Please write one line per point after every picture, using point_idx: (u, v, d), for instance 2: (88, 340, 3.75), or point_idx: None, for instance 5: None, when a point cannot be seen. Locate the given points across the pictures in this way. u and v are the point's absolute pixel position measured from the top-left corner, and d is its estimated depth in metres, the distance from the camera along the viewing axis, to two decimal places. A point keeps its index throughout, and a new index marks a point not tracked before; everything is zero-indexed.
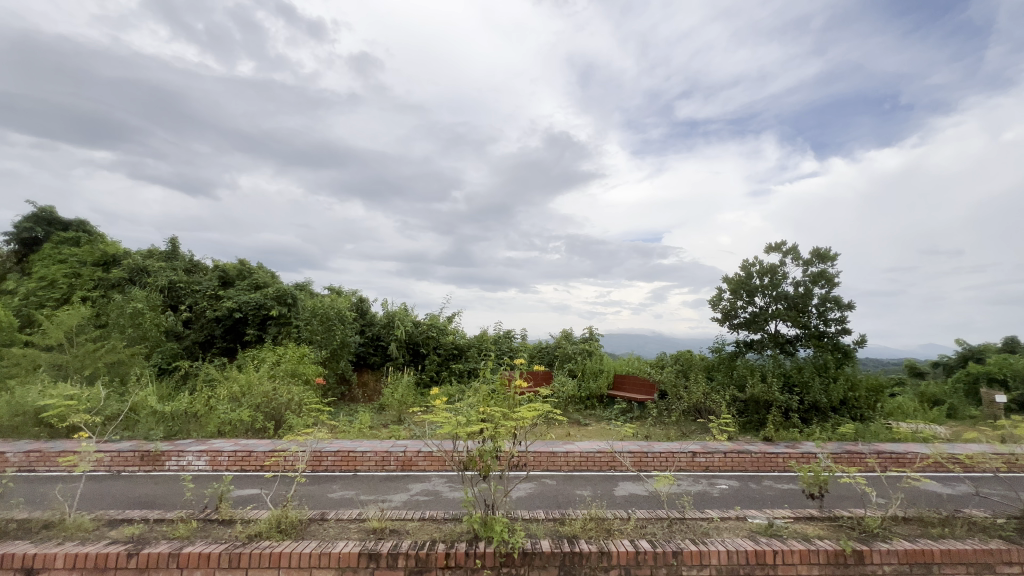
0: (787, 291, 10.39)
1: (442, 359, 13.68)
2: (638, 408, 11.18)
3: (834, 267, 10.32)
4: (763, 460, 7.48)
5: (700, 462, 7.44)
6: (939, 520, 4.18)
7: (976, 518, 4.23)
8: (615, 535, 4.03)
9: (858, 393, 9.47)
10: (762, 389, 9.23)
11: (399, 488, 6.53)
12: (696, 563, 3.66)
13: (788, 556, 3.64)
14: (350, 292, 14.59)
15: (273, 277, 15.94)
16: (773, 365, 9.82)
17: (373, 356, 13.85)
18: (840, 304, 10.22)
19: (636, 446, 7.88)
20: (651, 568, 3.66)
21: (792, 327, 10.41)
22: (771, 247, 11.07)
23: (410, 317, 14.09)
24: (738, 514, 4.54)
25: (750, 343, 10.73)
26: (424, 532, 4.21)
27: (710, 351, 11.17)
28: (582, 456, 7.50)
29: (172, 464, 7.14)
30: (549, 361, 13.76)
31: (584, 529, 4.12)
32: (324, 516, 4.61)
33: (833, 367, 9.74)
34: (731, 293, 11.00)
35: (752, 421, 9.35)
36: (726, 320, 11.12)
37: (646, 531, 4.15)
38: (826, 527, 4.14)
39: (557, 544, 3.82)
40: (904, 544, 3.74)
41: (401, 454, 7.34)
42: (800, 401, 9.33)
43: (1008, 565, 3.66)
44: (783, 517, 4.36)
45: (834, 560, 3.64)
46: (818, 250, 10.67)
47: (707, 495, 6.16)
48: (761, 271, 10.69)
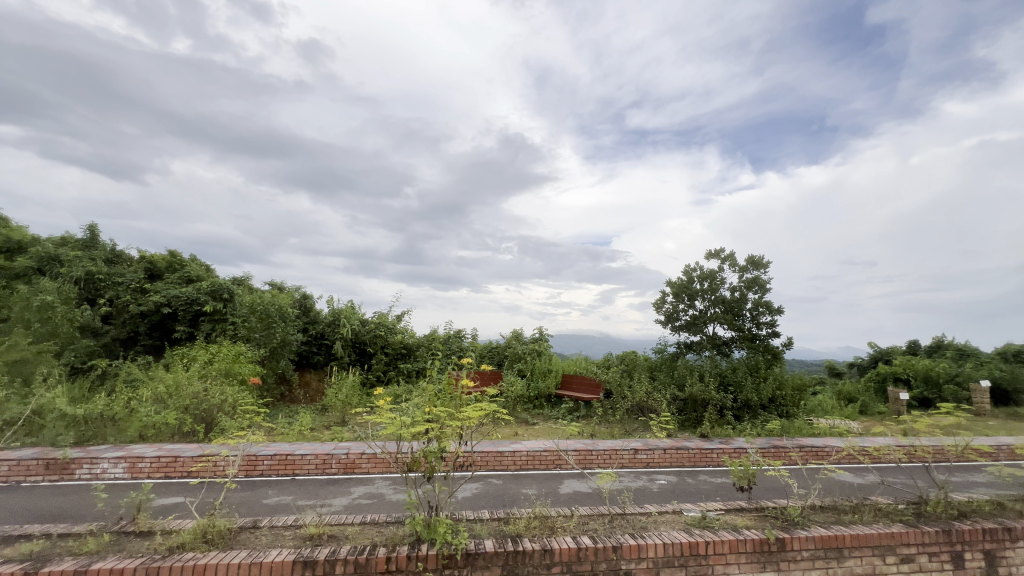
0: (725, 295, 10.98)
1: (389, 358, 13.35)
2: (584, 407, 11.44)
3: (766, 274, 11.04)
4: (699, 455, 7.86)
5: (641, 458, 7.73)
6: (851, 508, 4.57)
7: (882, 505, 4.66)
8: (558, 533, 4.09)
9: (785, 391, 10.17)
10: (699, 388, 9.72)
11: (340, 492, 6.30)
12: (635, 556, 3.78)
13: (718, 546, 3.84)
14: (293, 288, 13.92)
15: (207, 270, 14.96)
16: (710, 365, 10.36)
17: (317, 355, 13.33)
18: (771, 309, 10.94)
19: (581, 444, 8.07)
20: (591, 564, 3.74)
21: (727, 330, 11.02)
22: (711, 253, 11.69)
23: (357, 315, 13.63)
24: (675, 508, 4.74)
25: (690, 344, 11.24)
26: (364, 536, 4.08)
27: (653, 352, 11.62)
28: (529, 455, 7.57)
29: (84, 472, 6.51)
30: (499, 361, 13.81)
31: (528, 528, 4.15)
32: (256, 523, 4.36)
33: (764, 367, 10.40)
34: (674, 297, 11.50)
35: (690, 419, 9.82)
36: (669, 322, 11.61)
37: (588, 528, 4.24)
38: (754, 517, 4.40)
39: (501, 543, 3.81)
40: (820, 530, 4.05)
41: (344, 456, 7.09)
42: (733, 399, 9.89)
43: (907, 546, 4.05)
44: (715, 510, 4.60)
45: (759, 548, 3.88)
46: (752, 257, 11.38)
47: (647, 490, 6.40)
48: (701, 275, 11.25)
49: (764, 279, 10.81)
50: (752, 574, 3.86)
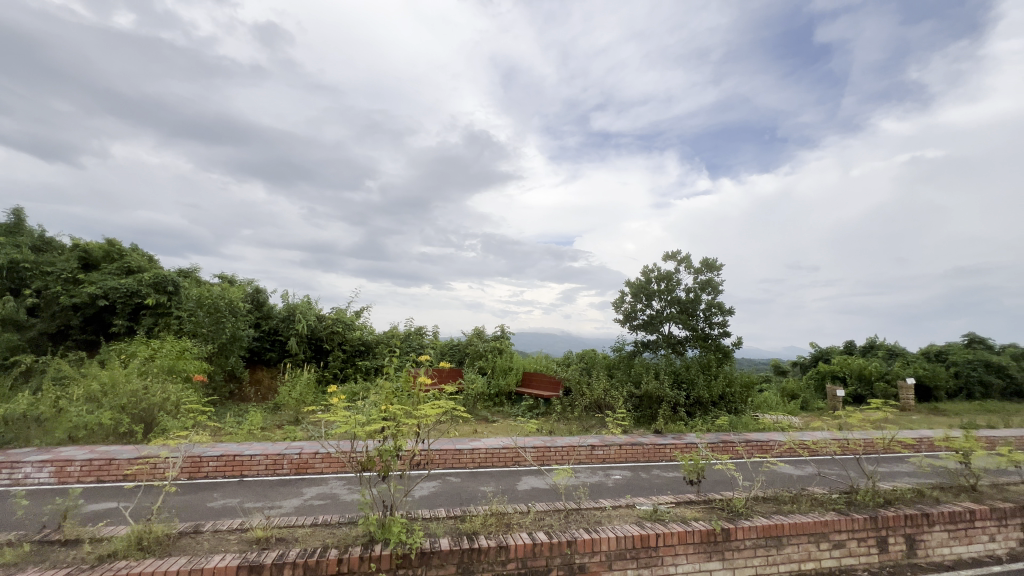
0: (680, 296, 11.37)
1: (347, 355, 13.00)
2: (544, 404, 11.56)
3: (719, 277, 11.51)
4: (652, 451, 8.12)
5: (598, 454, 7.89)
6: (790, 498, 4.84)
7: (818, 495, 4.96)
8: (514, 529, 4.11)
9: (734, 388, 10.63)
10: (654, 385, 10.03)
11: (291, 493, 6.08)
12: (589, 550, 3.85)
13: (668, 538, 3.97)
14: (245, 282, 13.31)
15: (150, 261, 14.08)
16: (665, 363, 10.70)
17: (270, 352, 12.81)
18: (723, 309, 11.40)
19: (540, 441, 8.16)
20: (546, 558, 3.78)
21: (682, 329, 11.41)
22: (668, 255, 12.06)
23: (313, 311, 13.18)
24: (628, 502, 4.86)
25: (647, 343, 11.57)
26: (315, 538, 3.95)
27: (612, 350, 11.88)
28: (487, 452, 7.59)
29: (3, 477, 5.99)
30: (460, 358, 13.73)
31: (484, 525, 4.15)
32: (198, 528, 4.14)
33: (715, 365, 10.84)
34: (632, 297, 11.80)
35: (645, 415, 10.11)
36: (627, 321, 11.90)
37: (544, 523, 4.29)
38: (701, 509, 4.59)
39: (456, 541, 3.79)
40: (762, 520, 4.26)
41: (296, 456, 6.85)
42: (686, 396, 10.26)
43: (839, 533, 4.33)
44: (666, 503, 4.75)
45: (706, 539, 4.05)
46: (706, 260, 11.83)
47: (603, 485, 6.55)
48: (659, 276, 11.60)
49: (717, 281, 11.27)
50: (699, 563, 4.02)
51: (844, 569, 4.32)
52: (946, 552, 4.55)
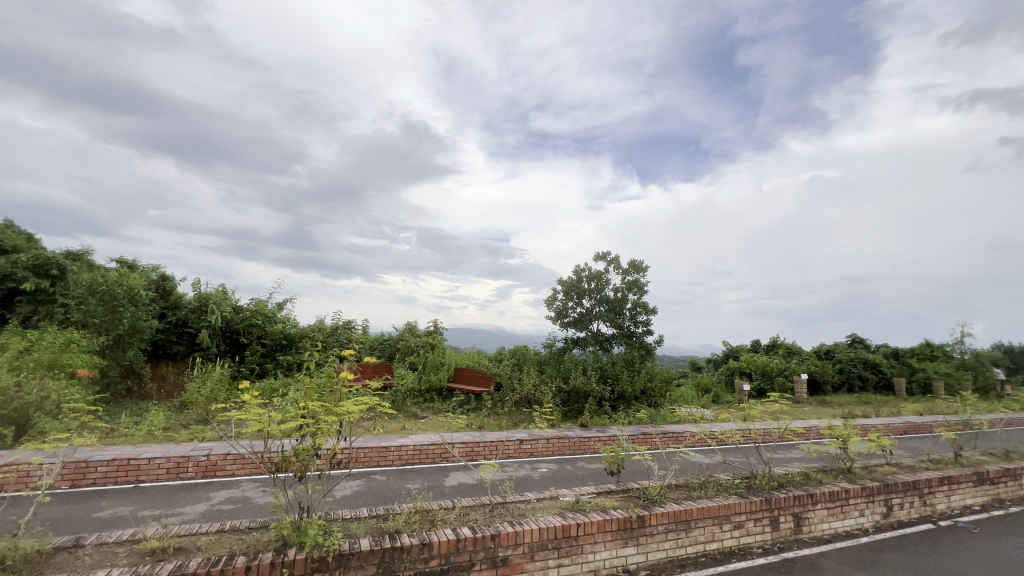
0: (609, 295, 11.84)
1: (267, 349, 12.17)
2: (474, 400, 11.55)
3: (645, 278, 12.12)
4: (578, 444, 8.40)
5: (526, 449, 8.03)
6: (699, 485, 5.22)
7: (723, 481, 5.39)
8: (438, 526, 4.07)
9: (655, 383, 11.26)
10: (582, 380, 10.39)
11: (196, 498, 5.59)
12: (512, 543, 3.90)
13: (588, 527, 4.13)
14: (148, 268, 12.03)
15: (29, 240, 12.30)
16: (593, 360, 11.11)
17: (177, 346, 11.69)
18: (647, 309, 12.04)
19: (468, 436, 8.16)
20: (469, 553, 3.78)
21: (609, 327, 11.91)
22: (599, 256, 12.52)
23: (229, 302, 12.19)
24: (551, 493, 4.99)
25: (576, 340, 11.94)
26: (221, 546, 3.66)
27: (543, 346, 12.13)
28: (415, 449, 7.46)
29: None
30: (390, 354, 13.35)
31: (407, 523, 4.07)
32: (79, 542, 3.68)
33: (638, 362, 11.41)
34: (564, 295, 12.12)
35: (573, 409, 10.45)
36: (559, 318, 12.21)
37: (468, 518, 4.28)
38: (620, 498, 4.81)
39: (377, 541, 3.68)
40: (673, 506, 4.56)
41: (202, 458, 6.30)
42: (611, 391, 10.73)
43: (739, 514, 4.73)
44: (588, 493, 4.94)
45: (623, 525, 4.26)
46: (634, 262, 12.41)
47: (529, 479, 6.67)
48: (589, 276, 12.00)
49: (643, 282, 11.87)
50: (616, 549, 4.22)
51: (742, 547, 4.73)
52: (826, 527, 5.14)
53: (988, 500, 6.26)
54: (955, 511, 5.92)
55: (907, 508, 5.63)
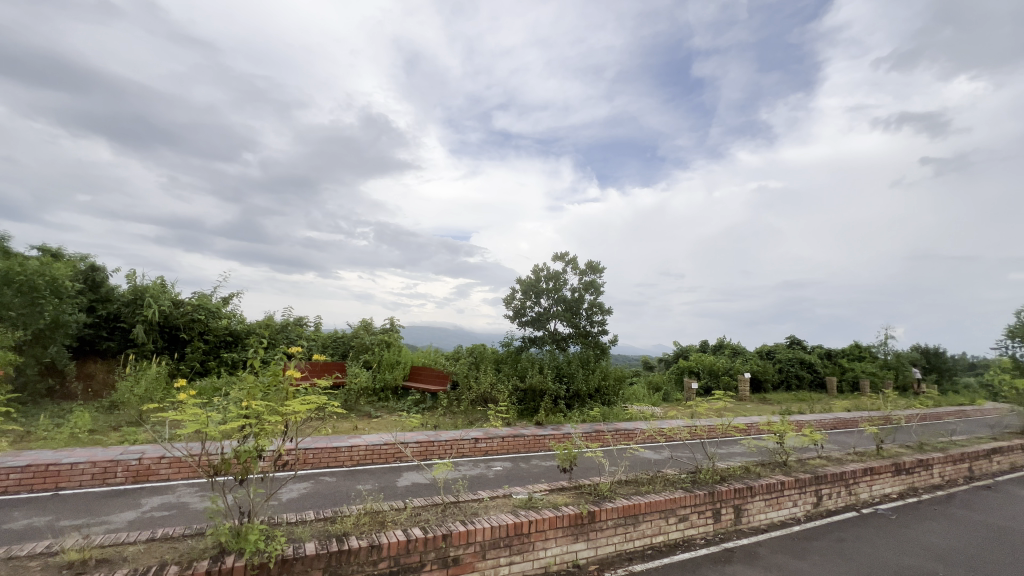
0: (566, 295, 12.01)
1: (209, 346, 11.52)
2: (430, 399, 11.42)
3: (601, 279, 12.39)
4: (533, 442, 8.48)
5: (481, 447, 8.02)
6: (647, 480, 5.39)
7: (670, 476, 5.59)
8: (388, 527, 3.99)
9: (609, 382, 11.53)
10: (538, 379, 10.49)
11: (126, 505, 5.21)
12: (463, 542, 3.88)
13: (540, 524, 4.17)
14: (76, 256, 11.08)
15: None
16: (549, 359, 11.24)
17: (107, 342, 10.84)
18: (602, 309, 12.31)
19: (423, 436, 8.06)
20: (420, 554, 3.73)
21: (566, 326, 12.09)
22: (557, 256, 12.67)
23: (168, 295, 11.43)
24: (504, 492, 5.00)
25: (534, 339, 12.03)
26: (152, 555, 3.43)
27: (500, 345, 12.14)
28: (367, 449, 7.29)
29: None
30: (344, 352, 12.95)
31: (356, 525, 3.97)
32: None
33: (593, 360, 11.63)
34: (523, 294, 12.18)
35: (528, 408, 10.53)
36: (517, 317, 12.26)
37: (420, 519, 4.22)
38: (571, 495, 4.89)
39: (324, 544, 3.56)
40: (623, 501, 4.69)
41: (134, 462, 5.88)
42: (566, 389, 10.89)
43: (684, 507, 4.93)
44: (540, 490, 4.99)
45: (574, 522, 4.33)
46: (591, 263, 12.66)
47: (483, 478, 6.67)
48: (548, 276, 12.13)
49: (599, 283, 12.12)
50: (567, 545, 4.29)
51: (686, 538, 4.93)
52: (762, 517, 5.44)
53: (904, 488, 6.83)
54: (875, 499, 6.42)
55: (834, 498, 6.06)
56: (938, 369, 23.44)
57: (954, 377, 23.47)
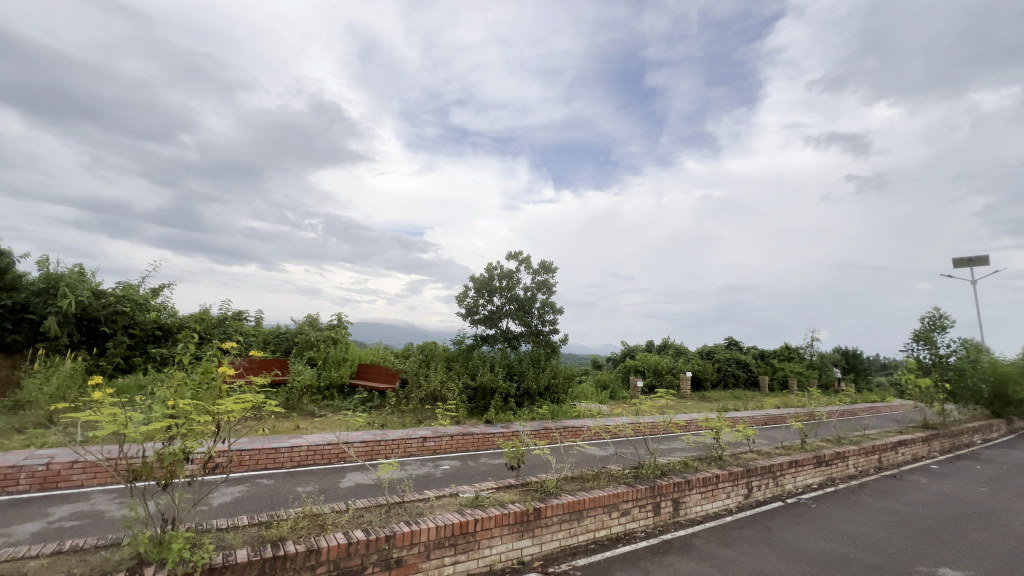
0: (519, 294, 12.08)
1: (135, 341, 10.66)
2: (378, 397, 11.15)
3: (553, 278, 12.56)
4: (482, 440, 8.47)
5: (429, 446, 7.92)
6: (592, 476, 5.52)
7: (614, 471, 5.75)
8: (328, 530, 3.84)
9: (558, 380, 11.71)
10: (489, 377, 10.50)
11: (29, 515, 4.71)
12: (407, 543, 3.81)
13: (485, 522, 4.16)
14: None
15: None
16: (501, 357, 11.27)
17: (13, 335, 9.76)
18: (554, 309, 12.48)
19: (369, 435, 7.86)
20: (362, 557, 3.62)
21: (518, 325, 12.15)
22: (511, 255, 12.72)
23: (88, 285, 10.45)
24: (451, 491, 4.95)
25: (485, 337, 12.02)
26: (58, 570, 3.12)
27: (452, 343, 12.02)
28: (310, 449, 7.01)
29: None
30: (287, 349, 12.35)
31: (293, 529, 3.79)
32: None
33: (544, 359, 11.77)
34: (475, 292, 12.13)
35: (478, 406, 10.53)
36: (469, 315, 12.20)
37: (362, 520, 4.10)
38: (518, 492, 4.91)
39: (257, 551, 3.37)
40: (568, 497, 4.77)
41: (41, 468, 5.33)
42: (516, 387, 10.97)
43: (626, 501, 5.08)
44: (487, 489, 4.98)
45: (520, 518, 4.35)
46: (544, 262, 12.80)
47: (430, 477, 6.58)
48: (501, 274, 12.14)
49: (551, 282, 12.29)
50: (512, 542, 4.31)
51: (628, 532, 5.09)
52: (698, 509, 5.71)
53: (824, 479, 7.40)
54: (799, 489, 6.91)
55: (763, 489, 6.46)
56: (855, 369, 25.60)
57: (868, 376, 25.72)
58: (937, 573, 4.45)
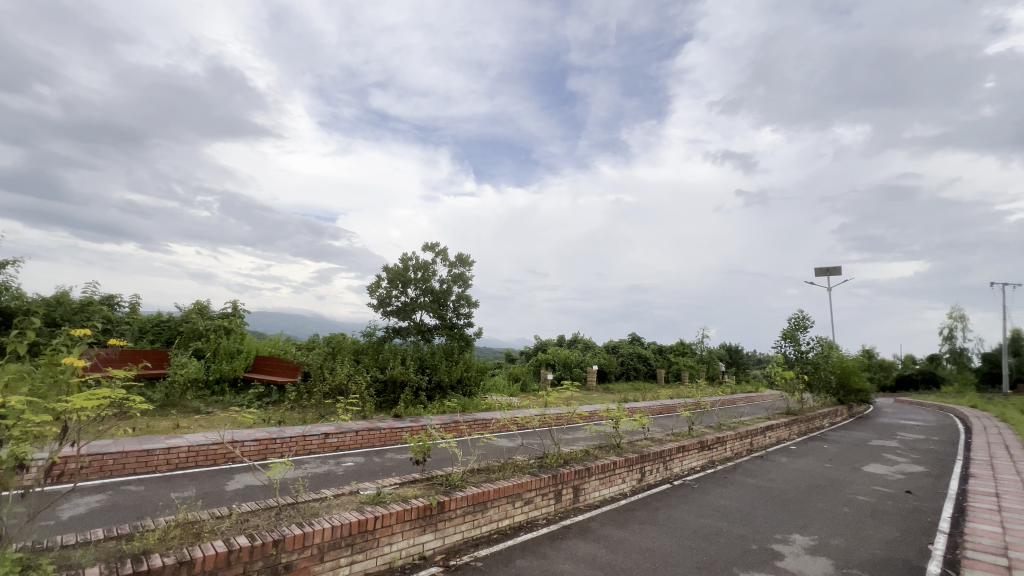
0: (434, 286, 11.88)
1: None
2: (276, 392, 10.37)
3: (469, 272, 12.52)
4: (389, 435, 8.23)
5: (331, 443, 7.52)
6: (498, 468, 5.59)
7: (519, 462, 5.87)
8: (205, 538, 3.46)
9: (471, 373, 11.70)
10: (400, 370, 10.21)
11: None
12: (298, 546, 3.56)
13: (386, 519, 4.03)
14: None
15: None
16: (413, 350, 11.02)
17: None
18: (469, 302, 12.45)
19: (263, 433, 7.26)
20: (244, 565, 3.32)
21: (432, 318, 11.96)
22: (427, 246, 12.46)
23: None
24: (351, 488, 4.73)
25: (398, 329, 11.68)
26: None
27: (361, 335, 11.50)
28: (190, 450, 6.30)
29: None
30: (169, 339, 10.97)
31: (162, 541, 3.37)
32: None
33: (457, 352, 11.72)
34: (388, 283, 11.71)
35: (387, 400, 10.22)
36: (381, 307, 11.75)
37: (246, 526, 3.75)
38: (422, 487, 4.83)
39: (113, 568, 2.94)
40: (473, 489, 4.78)
41: None
42: (428, 380, 10.79)
43: (529, 490, 5.21)
44: (390, 485, 4.82)
45: (423, 513, 4.28)
46: (461, 255, 12.71)
47: (330, 475, 6.24)
48: (416, 265, 11.85)
49: (467, 276, 12.25)
50: (414, 537, 4.22)
51: (530, 520, 5.23)
52: (596, 495, 6.03)
53: (705, 461, 8.19)
54: (684, 472, 7.60)
55: (654, 473, 7.00)
56: (736, 364, 28.77)
57: (746, 369, 29.04)
58: (790, 538, 5.12)
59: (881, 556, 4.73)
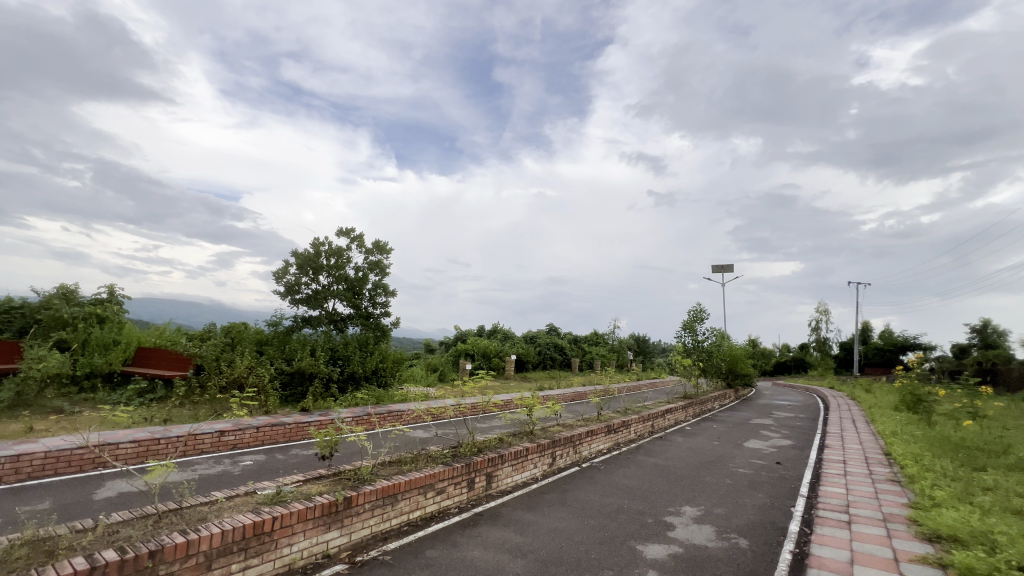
0: (349, 274, 11.31)
1: None
2: (162, 387, 9.30)
3: (387, 259, 12.09)
4: (294, 430, 7.76)
5: (227, 441, 6.92)
6: (410, 459, 5.49)
7: (432, 452, 5.81)
8: (61, 556, 3.00)
9: (387, 364, 11.34)
10: (308, 361, 9.64)
11: None
12: (180, 556, 3.23)
13: (286, 519, 3.79)
14: None
15: None
16: (324, 340, 10.44)
17: None
18: (387, 291, 12.04)
19: (144, 433, 6.50)
20: None
21: (346, 306, 11.40)
22: (342, 232, 11.80)
23: None
24: (246, 488, 4.37)
25: (307, 319, 10.99)
26: None
27: (266, 325, 10.63)
28: (48, 456, 5.45)
29: None
30: (22, 328, 9.32)
31: (2, 564, 2.87)
32: None
33: (372, 342, 11.30)
34: (298, 269, 10.95)
35: (294, 393, 9.62)
36: (289, 294, 10.97)
37: (115, 538, 3.32)
38: (327, 483, 4.60)
39: None
40: (382, 482, 4.66)
41: None
42: (340, 372, 10.31)
43: (441, 480, 5.19)
44: (291, 483, 4.52)
45: (327, 510, 4.09)
46: (378, 242, 12.21)
47: (223, 476, 5.73)
48: (329, 252, 11.18)
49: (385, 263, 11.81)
50: (316, 536, 4.01)
51: (441, 510, 5.20)
52: (509, 480, 6.17)
53: (611, 444, 8.70)
54: (592, 454, 8.02)
55: (564, 457, 7.31)
56: (643, 352, 30.89)
57: (652, 357, 31.35)
58: (681, 510, 5.62)
59: (754, 520, 5.35)
